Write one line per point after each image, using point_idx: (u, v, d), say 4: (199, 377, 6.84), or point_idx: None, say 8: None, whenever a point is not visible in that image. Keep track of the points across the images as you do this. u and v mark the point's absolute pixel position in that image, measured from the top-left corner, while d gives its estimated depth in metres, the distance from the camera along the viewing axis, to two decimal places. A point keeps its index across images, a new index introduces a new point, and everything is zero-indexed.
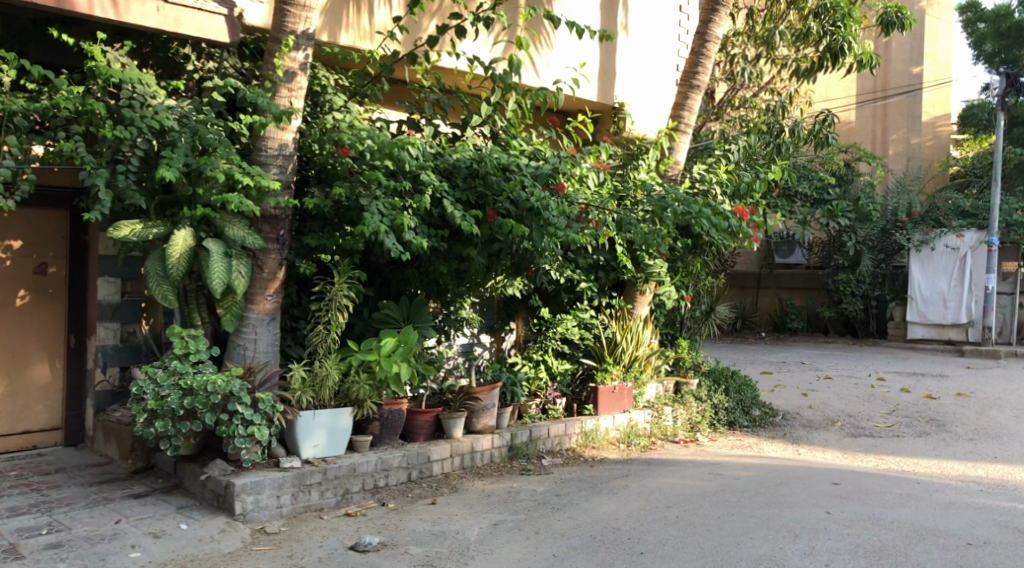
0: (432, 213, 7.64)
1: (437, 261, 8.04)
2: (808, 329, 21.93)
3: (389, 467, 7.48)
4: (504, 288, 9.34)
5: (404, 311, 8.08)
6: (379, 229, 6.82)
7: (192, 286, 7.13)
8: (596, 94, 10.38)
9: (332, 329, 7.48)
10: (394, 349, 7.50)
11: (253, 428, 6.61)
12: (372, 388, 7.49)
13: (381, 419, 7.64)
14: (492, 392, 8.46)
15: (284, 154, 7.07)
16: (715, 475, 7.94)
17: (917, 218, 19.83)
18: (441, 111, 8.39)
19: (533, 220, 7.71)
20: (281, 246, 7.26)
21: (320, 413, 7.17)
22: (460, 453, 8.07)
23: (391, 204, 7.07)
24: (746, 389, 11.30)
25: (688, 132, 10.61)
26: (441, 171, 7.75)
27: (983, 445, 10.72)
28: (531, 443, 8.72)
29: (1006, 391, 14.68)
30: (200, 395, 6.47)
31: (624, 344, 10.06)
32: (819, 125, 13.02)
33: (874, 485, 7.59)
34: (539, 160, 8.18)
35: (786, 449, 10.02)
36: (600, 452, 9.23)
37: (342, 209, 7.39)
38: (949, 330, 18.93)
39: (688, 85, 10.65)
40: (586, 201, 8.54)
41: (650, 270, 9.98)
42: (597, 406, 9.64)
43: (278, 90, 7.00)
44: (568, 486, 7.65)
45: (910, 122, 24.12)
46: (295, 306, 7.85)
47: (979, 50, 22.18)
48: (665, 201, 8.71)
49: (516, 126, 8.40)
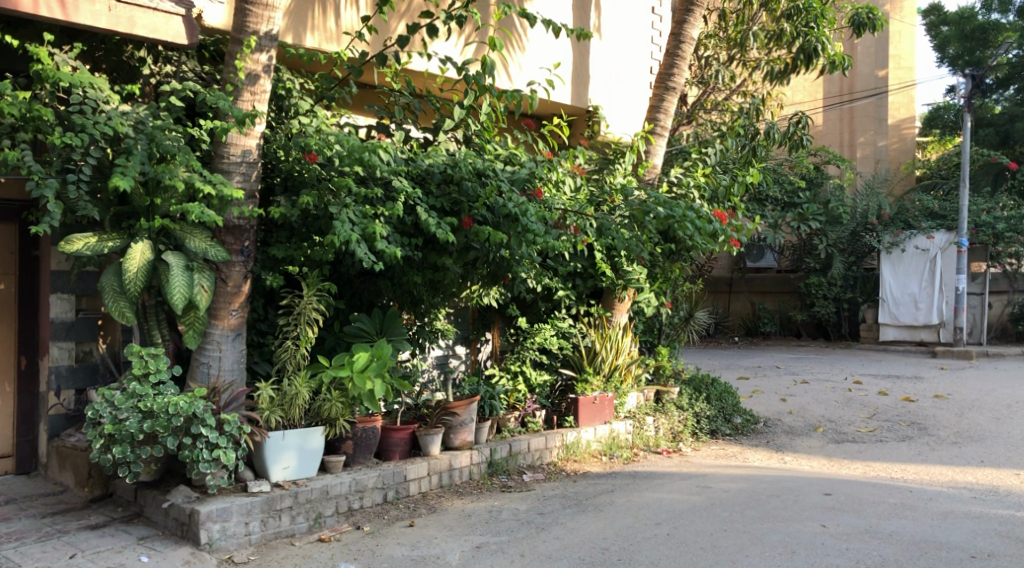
0: (405, 221, 7.28)
1: (411, 270, 7.70)
2: (781, 333, 21.80)
3: (364, 488, 7.11)
4: (479, 297, 9.01)
5: (376, 324, 7.72)
6: (350, 238, 6.49)
7: (151, 302, 6.74)
8: (570, 97, 10.11)
9: (301, 345, 7.10)
10: (367, 365, 7.14)
11: (218, 452, 6.22)
12: (345, 406, 7.14)
13: (354, 438, 7.30)
14: (470, 406, 8.12)
15: (248, 161, 6.72)
16: (703, 488, 7.67)
17: (887, 220, 19.60)
18: (411, 115, 8.12)
19: (511, 227, 7.42)
20: (245, 258, 6.88)
21: (291, 433, 6.81)
22: (438, 471, 7.73)
23: (362, 212, 6.75)
24: (726, 396, 11.14)
25: (665, 136, 10.37)
26: (414, 177, 7.40)
27: (967, 449, 10.57)
28: (511, 458, 8.41)
29: (983, 392, 14.59)
30: (161, 418, 6.08)
31: (603, 353, 9.78)
32: (793, 127, 12.86)
33: (866, 494, 7.36)
34: (515, 165, 7.91)
35: (771, 458, 9.77)
36: (582, 466, 8.92)
37: (311, 218, 7.04)
38: (921, 331, 18.96)
39: (663, 87, 10.42)
40: (564, 207, 8.26)
41: (629, 276, 9.71)
42: (577, 417, 9.33)
43: (241, 94, 6.63)
44: (551, 504, 7.33)
45: (877, 124, 24.17)
46: (261, 320, 7.46)
47: (943, 52, 22.27)
48: (646, 205, 8.45)
49: (489, 131, 8.13)
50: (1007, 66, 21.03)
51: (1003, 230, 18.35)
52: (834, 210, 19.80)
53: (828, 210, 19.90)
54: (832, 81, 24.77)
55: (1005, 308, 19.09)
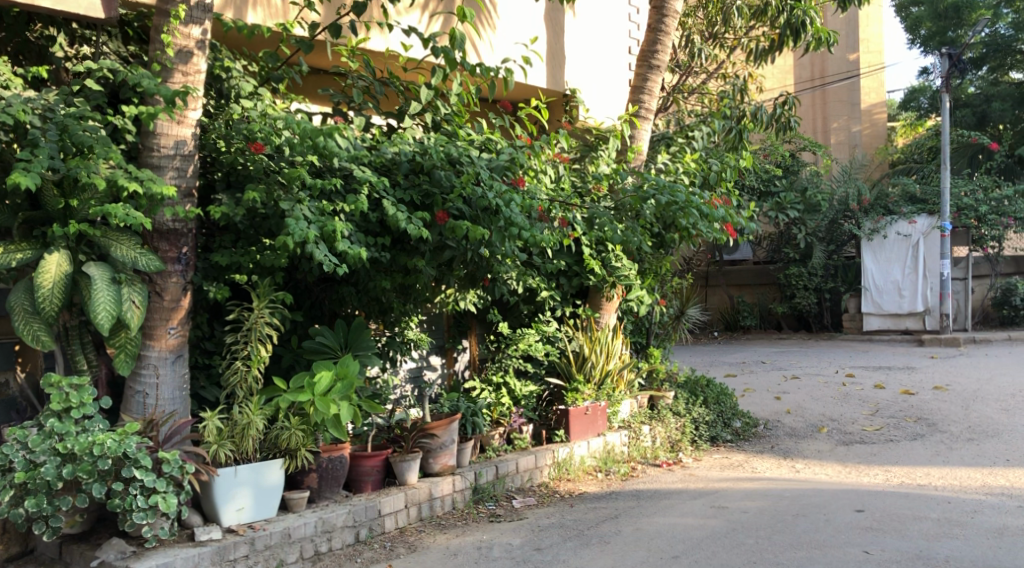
0: (368, 218, 6.32)
1: (378, 275, 6.72)
2: (761, 326, 20.99)
3: (333, 528, 6.16)
4: (455, 302, 8.14)
5: (341, 337, 6.74)
6: (307, 237, 5.54)
7: (73, 322, 5.72)
8: (546, 80, 9.21)
9: (252, 366, 6.07)
10: (331, 386, 6.21)
11: (156, 498, 5.20)
12: (306, 434, 6.18)
13: (319, 470, 6.36)
14: (450, 426, 7.20)
15: (182, 153, 5.72)
16: (716, 509, 6.80)
17: (868, 206, 18.78)
18: (372, 100, 7.22)
19: (492, 221, 6.53)
20: (184, 267, 5.89)
21: (245, 469, 5.86)
22: (417, 502, 6.81)
23: (319, 209, 5.81)
24: (725, 398, 10.31)
25: (650, 119, 9.45)
26: (377, 167, 6.48)
27: (987, 446, 9.80)
28: (498, 482, 7.50)
29: (982, 380, 13.93)
30: (84, 461, 5.07)
31: (593, 358, 8.89)
32: (780, 108, 11.97)
33: (902, 509, 6.56)
34: (492, 153, 7.04)
35: (780, 466, 8.91)
36: (577, 485, 8.02)
37: (259, 218, 6.05)
38: (905, 319, 18.28)
39: (646, 65, 9.50)
40: (548, 198, 7.37)
41: (618, 272, 8.83)
42: (568, 431, 8.43)
43: (171, 74, 5.63)
44: (549, 536, 6.43)
45: (850, 109, 23.37)
46: (206, 338, 6.43)
47: (916, 33, 21.51)
48: (645, 191, 7.65)
49: (461, 115, 7.23)
50: (981, 46, 20.21)
51: (987, 212, 17.69)
52: (812, 198, 18.97)
53: (805, 198, 19.06)
54: (803, 66, 23.82)
55: (988, 292, 18.50)
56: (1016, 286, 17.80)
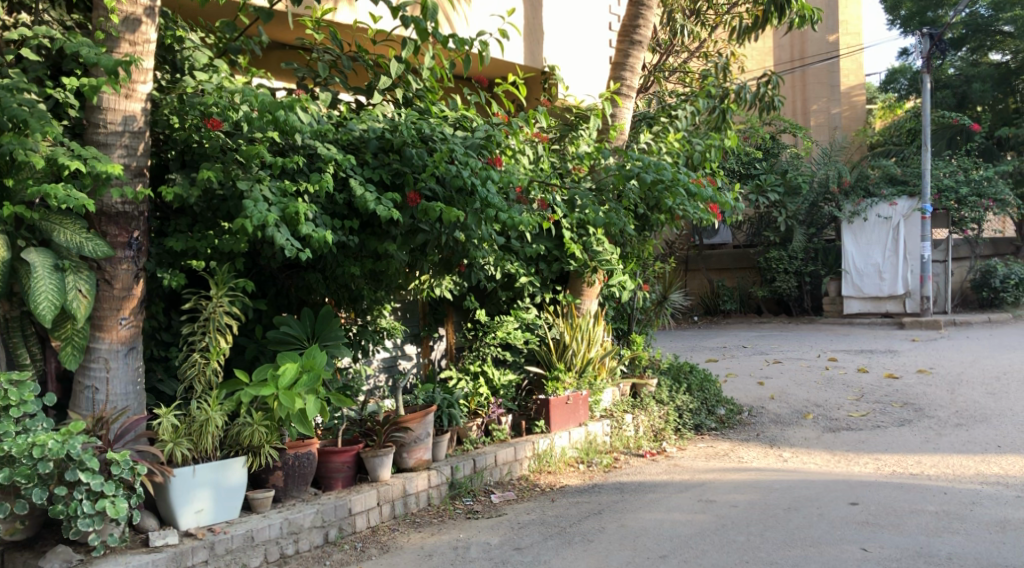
0: (335, 199, 5.92)
1: (347, 260, 6.32)
2: (742, 311, 20.71)
3: (300, 529, 5.80)
4: (429, 288, 7.80)
5: (308, 327, 6.35)
6: (267, 219, 5.15)
7: (14, 313, 5.30)
8: (523, 55, 8.83)
9: (211, 358, 5.67)
10: (296, 379, 5.82)
11: (104, 503, 4.82)
12: (270, 430, 5.81)
13: (285, 468, 5.99)
14: (425, 418, 6.83)
15: (131, 129, 5.30)
16: (704, 504, 6.48)
17: (848, 187, 18.39)
18: (339, 75, 6.84)
19: (466, 203, 6.13)
20: (135, 253, 5.48)
21: (203, 469, 5.47)
22: (391, 500, 6.45)
23: (280, 190, 5.42)
24: (709, 385, 10.05)
25: (633, 96, 9.02)
26: (345, 146, 6.09)
27: (976, 431, 9.55)
28: (476, 477, 7.14)
29: (966, 363, 13.73)
30: (23, 465, 4.68)
31: (574, 346, 8.56)
32: (763, 87, 11.58)
33: (898, 502, 6.29)
34: (467, 130, 6.65)
35: (767, 455, 8.62)
36: (558, 478, 7.67)
37: (216, 199, 5.63)
38: (886, 302, 18.09)
39: (627, 40, 9.08)
40: (526, 178, 7.13)
41: (600, 257, 8.48)
42: (549, 421, 8.07)
43: (117, 44, 5.21)
44: (530, 534, 6.09)
45: (830, 91, 23.11)
46: (163, 329, 6.02)
47: (896, 14, 21.24)
48: (629, 170, 7.28)
49: (434, 92, 6.86)
50: (960, 26, 19.77)
51: (967, 194, 17.45)
52: (793, 180, 18.66)
53: (786, 180, 18.76)
54: (782, 48, 23.57)
55: (968, 275, 18.33)
56: (996, 267, 17.66)
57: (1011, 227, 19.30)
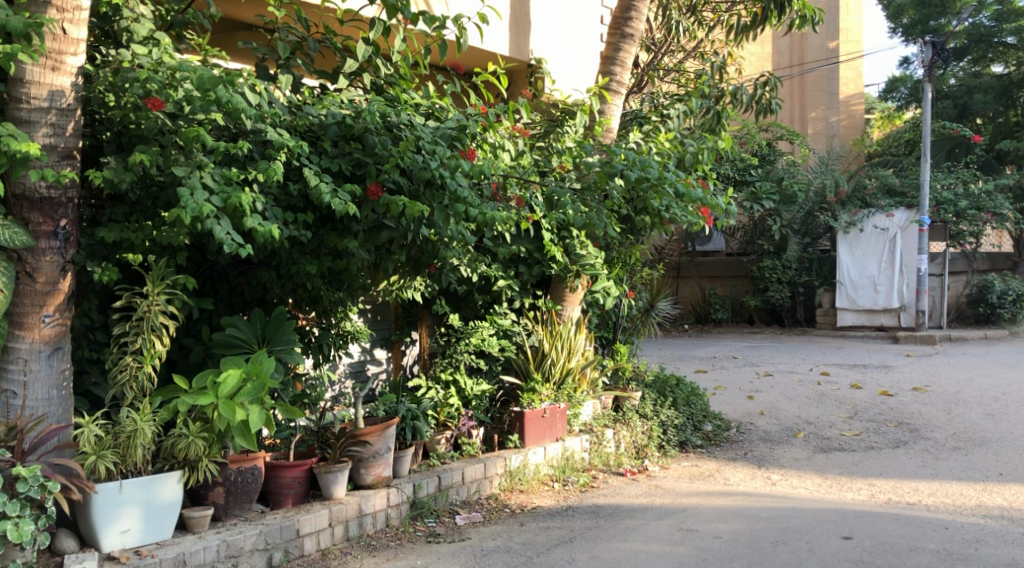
0: (289, 189, 5.40)
1: (302, 257, 5.77)
2: (732, 320, 20.18)
3: (240, 552, 5.26)
4: (400, 290, 7.30)
5: (257, 330, 5.81)
6: (203, 211, 4.63)
7: None
8: (507, 45, 8.33)
9: (144, 363, 5.11)
10: (239, 387, 5.28)
11: (6, 525, 4.38)
12: (209, 443, 5.28)
13: (226, 484, 5.47)
14: (385, 432, 6.30)
15: (58, 106, 4.76)
16: (684, 533, 5.97)
17: (845, 197, 17.92)
18: (305, 57, 6.33)
19: (434, 198, 5.67)
20: (62, 244, 4.94)
21: (131, 484, 4.95)
22: (345, 520, 5.92)
23: (224, 177, 4.91)
24: (695, 399, 9.53)
25: (622, 94, 8.54)
26: (303, 133, 5.58)
27: (975, 456, 9.04)
28: (440, 495, 6.62)
29: (962, 382, 13.24)
30: None
31: (553, 355, 8.03)
32: (761, 89, 11.04)
33: (895, 537, 5.79)
34: (439, 120, 6.14)
35: (755, 476, 8.09)
36: (530, 497, 7.14)
37: (155, 187, 5.11)
38: (880, 315, 17.47)
39: (618, 33, 8.54)
40: (503, 175, 6.68)
41: (583, 260, 8.02)
42: (523, 436, 7.54)
43: (44, 11, 4.69)
44: (493, 564, 5.57)
45: (829, 98, 22.60)
46: (96, 329, 5.49)
47: (897, 22, 20.76)
48: (614, 165, 6.74)
49: (407, 80, 6.36)
50: (963, 35, 19.25)
51: (966, 207, 16.98)
52: (789, 188, 18.18)
53: (782, 188, 18.27)
54: (782, 53, 23.10)
55: (964, 290, 17.87)
56: (993, 282, 17.20)
57: (1008, 241, 18.85)
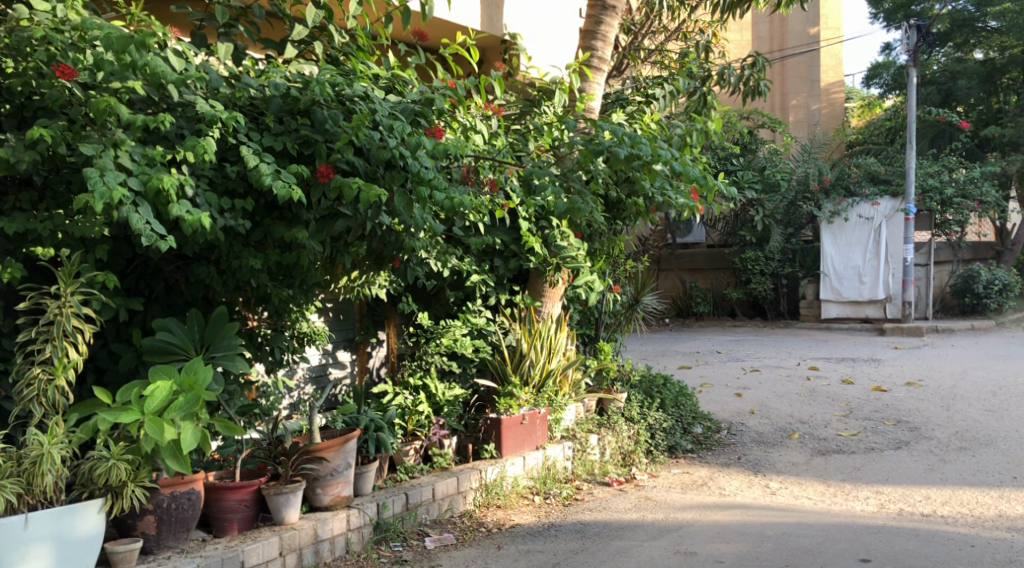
0: (226, 172, 4.68)
1: (245, 250, 5.03)
2: (714, 313, 19.59)
3: None
4: (364, 286, 6.61)
5: (192, 333, 5.08)
6: (115, 196, 3.90)
7: None
8: (478, 18, 7.62)
9: (57, 376, 4.37)
10: (170, 401, 4.56)
11: None
12: (135, 466, 4.55)
13: (157, 512, 4.75)
14: (344, 446, 5.59)
15: None
16: (681, 558, 5.34)
17: (828, 185, 17.17)
18: (250, 25, 5.61)
19: (394, 179, 4.94)
20: None
21: (39, 517, 4.25)
22: (298, 549, 5.21)
23: (145, 155, 4.18)
24: (684, 399, 8.88)
25: (604, 70, 7.86)
26: (243, 108, 4.86)
27: (982, 457, 8.44)
28: (408, 515, 5.93)
29: (956, 375, 12.69)
30: None
31: (532, 355, 7.31)
32: (748, 70, 10.36)
33: (918, 559, 5.17)
34: (401, 95, 5.42)
35: (751, 485, 7.43)
36: (508, 514, 6.45)
37: (65, 169, 4.39)
38: (865, 307, 17.02)
39: (599, 5, 7.86)
40: (475, 157, 5.95)
41: (564, 253, 7.34)
42: (500, 445, 6.85)
43: None
44: None
45: (809, 86, 22.02)
46: (4, 334, 4.74)
47: (879, 7, 20.21)
48: (599, 142, 6.00)
49: (366, 51, 5.65)
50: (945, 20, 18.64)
51: (952, 195, 16.39)
52: (771, 177, 17.57)
53: (764, 176, 17.66)
54: (761, 39, 22.38)
55: (948, 280, 17.27)
56: (979, 272, 16.65)
57: (992, 229, 18.39)
